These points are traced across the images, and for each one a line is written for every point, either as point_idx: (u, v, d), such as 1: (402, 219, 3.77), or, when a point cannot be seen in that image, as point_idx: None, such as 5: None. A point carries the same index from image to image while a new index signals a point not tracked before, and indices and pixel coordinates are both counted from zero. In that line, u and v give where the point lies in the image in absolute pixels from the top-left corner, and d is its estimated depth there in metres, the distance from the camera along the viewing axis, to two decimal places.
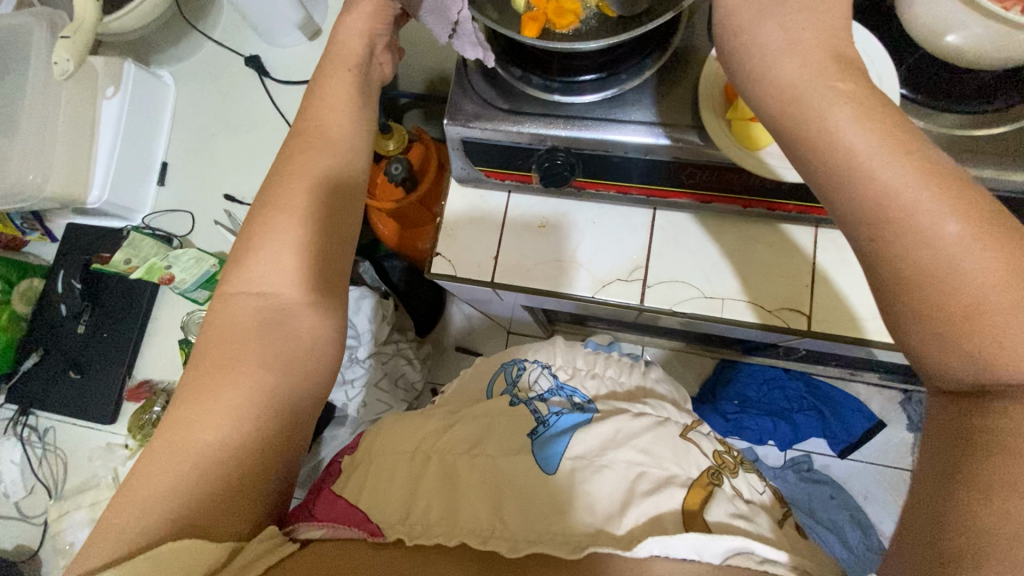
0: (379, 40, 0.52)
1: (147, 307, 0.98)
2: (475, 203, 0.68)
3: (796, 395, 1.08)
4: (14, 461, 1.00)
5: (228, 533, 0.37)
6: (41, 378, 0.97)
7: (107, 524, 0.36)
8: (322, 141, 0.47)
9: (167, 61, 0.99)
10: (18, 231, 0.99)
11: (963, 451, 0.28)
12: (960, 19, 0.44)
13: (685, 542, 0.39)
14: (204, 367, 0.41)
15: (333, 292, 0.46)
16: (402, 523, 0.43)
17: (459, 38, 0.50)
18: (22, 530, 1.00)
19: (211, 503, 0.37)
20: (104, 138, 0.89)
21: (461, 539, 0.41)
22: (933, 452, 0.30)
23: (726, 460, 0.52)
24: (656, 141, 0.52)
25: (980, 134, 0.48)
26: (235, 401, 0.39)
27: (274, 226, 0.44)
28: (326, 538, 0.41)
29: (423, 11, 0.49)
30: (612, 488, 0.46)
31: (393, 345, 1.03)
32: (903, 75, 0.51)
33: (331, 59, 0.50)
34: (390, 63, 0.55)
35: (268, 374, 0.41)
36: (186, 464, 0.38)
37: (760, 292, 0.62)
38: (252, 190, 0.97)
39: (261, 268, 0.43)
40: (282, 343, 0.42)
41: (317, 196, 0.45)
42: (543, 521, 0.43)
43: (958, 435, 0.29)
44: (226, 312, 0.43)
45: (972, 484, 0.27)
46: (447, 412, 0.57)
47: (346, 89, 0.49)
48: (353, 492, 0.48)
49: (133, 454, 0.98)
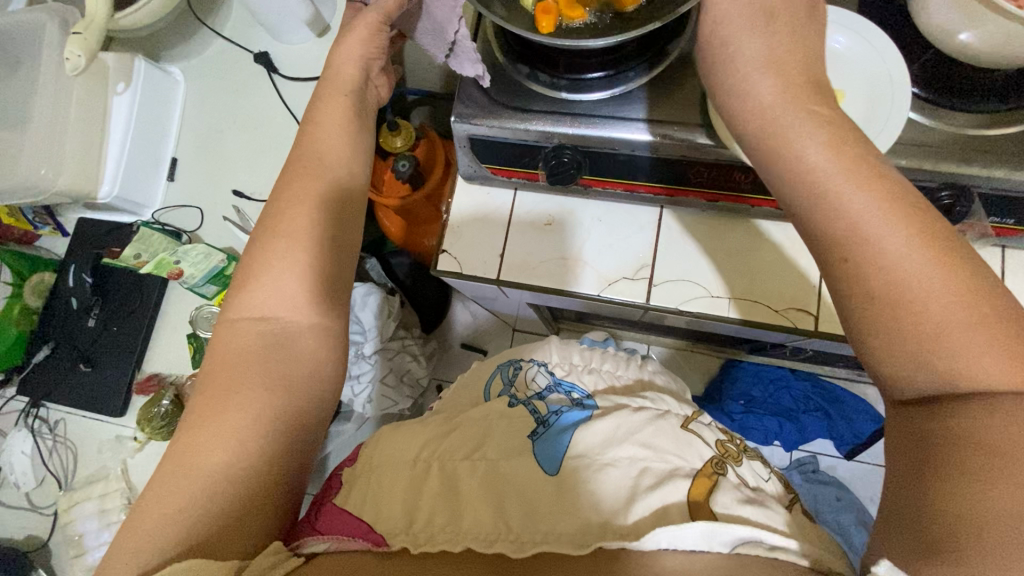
0: (373, 64, 0.53)
1: (156, 303, 0.99)
2: (481, 202, 0.68)
3: (802, 396, 1.08)
4: (24, 452, 1.01)
5: (233, 553, 0.37)
6: (52, 371, 0.98)
7: (121, 537, 0.37)
8: (319, 161, 0.48)
9: (176, 58, 1.00)
10: (29, 225, 1.00)
11: (930, 455, 0.31)
12: (975, 18, 0.43)
13: (693, 531, 0.39)
14: (211, 391, 0.41)
15: (335, 303, 0.47)
16: (406, 531, 0.43)
17: (458, 56, 0.54)
18: (33, 520, 1.01)
19: (222, 516, 0.38)
20: (115, 136, 0.90)
21: (467, 544, 0.42)
22: (913, 450, 0.33)
23: (729, 448, 0.52)
24: (662, 138, 0.52)
25: (995, 134, 0.48)
26: (242, 419, 0.40)
27: (273, 249, 0.45)
28: (330, 551, 0.41)
29: (420, 34, 0.55)
30: (617, 483, 0.46)
31: (399, 341, 1.02)
32: (915, 73, 0.50)
33: (327, 84, 0.51)
34: (386, 88, 0.56)
35: (275, 398, 0.41)
36: (195, 487, 0.38)
37: (767, 291, 0.61)
38: (261, 186, 0.98)
39: (264, 294, 0.44)
40: (284, 362, 0.43)
41: (324, 209, 0.46)
42: (546, 520, 0.43)
43: (951, 439, 0.30)
44: (231, 335, 0.44)
45: (947, 478, 0.30)
46: (445, 417, 0.57)
47: (344, 111, 0.50)
48: (356, 504, 0.47)
49: (142, 447, 0.99)
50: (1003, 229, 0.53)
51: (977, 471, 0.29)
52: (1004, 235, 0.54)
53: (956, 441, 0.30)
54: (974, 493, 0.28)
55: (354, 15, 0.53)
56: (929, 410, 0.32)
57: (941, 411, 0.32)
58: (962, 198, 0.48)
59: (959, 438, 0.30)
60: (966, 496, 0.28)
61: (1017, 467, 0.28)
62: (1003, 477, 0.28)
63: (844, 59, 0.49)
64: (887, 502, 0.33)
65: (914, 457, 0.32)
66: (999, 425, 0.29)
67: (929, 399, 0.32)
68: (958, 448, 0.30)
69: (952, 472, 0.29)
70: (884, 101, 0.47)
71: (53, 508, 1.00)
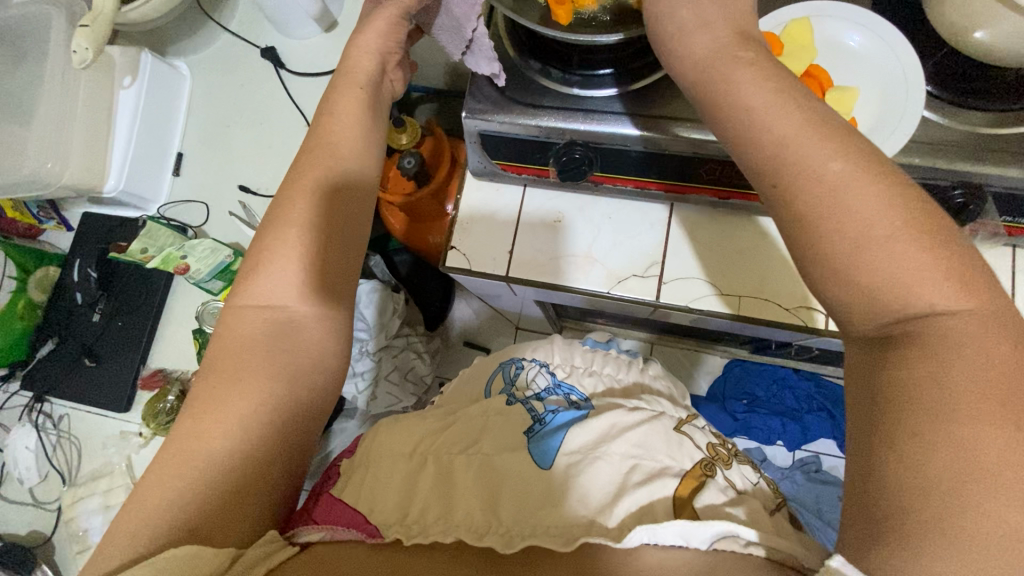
0: (390, 57, 0.52)
1: (160, 298, 0.99)
2: (491, 196, 0.68)
3: (805, 396, 1.08)
4: (28, 447, 1.00)
5: (230, 541, 0.37)
6: (55, 366, 0.98)
7: (121, 528, 0.36)
8: (330, 152, 0.47)
9: (181, 52, 0.99)
10: (34, 220, 1.00)
11: (884, 402, 0.30)
12: (992, 13, 0.43)
13: (671, 529, 0.38)
14: (213, 380, 0.41)
15: (339, 298, 0.46)
16: (400, 523, 0.43)
17: (474, 54, 0.54)
18: (35, 515, 1.00)
19: (215, 509, 0.37)
20: (121, 128, 0.89)
21: (457, 536, 0.41)
22: (867, 396, 0.32)
23: (720, 451, 0.51)
24: (673, 135, 0.52)
25: (1005, 132, 0.48)
26: (243, 409, 0.40)
27: (280, 241, 0.44)
28: (326, 541, 0.41)
29: (437, 31, 0.54)
30: (606, 478, 0.45)
31: (403, 339, 1.02)
32: (930, 71, 0.50)
33: (339, 76, 0.50)
34: (402, 80, 0.55)
35: (276, 386, 0.41)
36: (194, 474, 0.38)
37: (776, 290, 0.61)
38: (266, 181, 0.98)
39: (269, 283, 0.44)
40: (288, 353, 0.43)
41: (327, 201, 0.46)
42: (535, 514, 0.43)
43: (884, 393, 0.31)
44: (235, 325, 0.43)
45: (905, 441, 0.29)
46: (442, 413, 0.56)
47: (353, 102, 0.49)
48: (351, 494, 0.46)
49: (147, 443, 0.99)
50: (1013, 227, 0.53)
51: (912, 433, 0.28)
52: (1015, 234, 0.54)
53: (903, 396, 0.30)
54: (914, 456, 0.28)
55: (369, 9, 0.52)
56: (880, 358, 0.32)
57: (897, 358, 0.31)
58: (975, 200, 0.48)
59: (905, 394, 0.30)
60: (909, 456, 0.28)
61: (971, 423, 0.28)
62: (942, 433, 0.28)
63: (860, 59, 0.49)
64: (852, 471, 0.31)
65: (868, 412, 0.31)
66: (949, 375, 0.29)
67: (889, 338, 0.32)
68: (915, 404, 0.29)
69: (896, 437, 0.29)
70: (899, 99, 0.47)
71: (57, 503, 1.00)
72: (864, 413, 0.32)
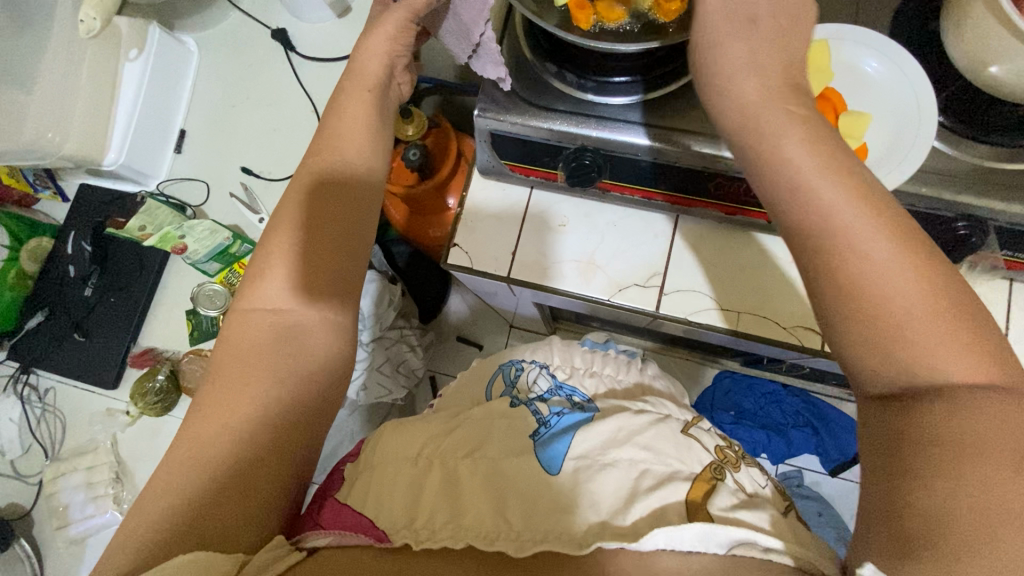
0: (401, 60, 0.51)
1: (156, 276, 0.98)
2: (498, 195, 0.68)
3: (792, 411, 1.09)
4: (13, 418, 0.99)
5: (239, 547, 0.36)
6: (43, 338, 0.97)
7: (126, 529, 0.36)
8: (344, 150, 0.47)
9: (190, 27, 0.98)
10: (29, 188, 0.98)
11: (905, 443, 0.31)
12: (1011, 51, 0.43)
13: (689, 533, 0.39)
14: (220, 382, 0.41)
15: (343, 297, 0.45)
16: (408, 527, 0.42)
17: (480, 57, 0.53)
18: (15, 488, 0.98)
19: (228, 517, 0.37)
20: (126, 102, 0.88)
21: (468, 543, 0.40)
22: (876, 438, 0.34)
23: (728, 454, 0.51)
24: (685, 149, 0.52)
25: (1013, 167, 0.48)
26: (252, 411, 0.40)
27: (291, 237, 0.44)
28: (333, 546, 0.40)
29: (444, 33, 0.54)
30: (617, 483, 0.45)
31: (397, 331, 1.02)
32: (942, 102, 0.51)
33: (355, 75, 0.49)
34: (409, 83, 0.54)
35: (284, 391, 0.41)
36: (201, 478, 0.38)
37: (776, 309, 0.62)
38: (269, 163, 0.97)
39: (278, 281, 0.44)
40: (297, 357, 0.42)
41: (339, 200, 0.46)
42: (546, 520, 0.42)
43: (894, 435, 0.32)
44: (242, 326, 0.43)
45: (926, 476, 0.30)
46: (447, 415, 0.56)
47: (366, 104, 0.48)
48: (358, 499, 0.46)
49: (134, 421, 0.98)
50: (1013, 262, 0.54)
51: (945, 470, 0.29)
52: (1014, 268, 0.55)
53: (931, 438, 0.30)
54: (953, 495, 0.28)
55: (382, 9, 0.52)
56: (895, 407, 0.33)
57: (908, 408, 0.32)
58: (977, 231, 0.50)
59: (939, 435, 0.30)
60: (939, 494, 0.29)
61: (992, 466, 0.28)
62: (975, 476, 0.28)
63: (873, 86, 0.49)
64: (868, 502, 0.33)
65: (888, 452, 0.32)
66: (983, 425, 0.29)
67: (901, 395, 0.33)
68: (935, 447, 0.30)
69: (925, 469, 0.30)
70: (910, 129, 0.48)
71: (39, 477, 0.98)
72: (878, 454, 0.33)
